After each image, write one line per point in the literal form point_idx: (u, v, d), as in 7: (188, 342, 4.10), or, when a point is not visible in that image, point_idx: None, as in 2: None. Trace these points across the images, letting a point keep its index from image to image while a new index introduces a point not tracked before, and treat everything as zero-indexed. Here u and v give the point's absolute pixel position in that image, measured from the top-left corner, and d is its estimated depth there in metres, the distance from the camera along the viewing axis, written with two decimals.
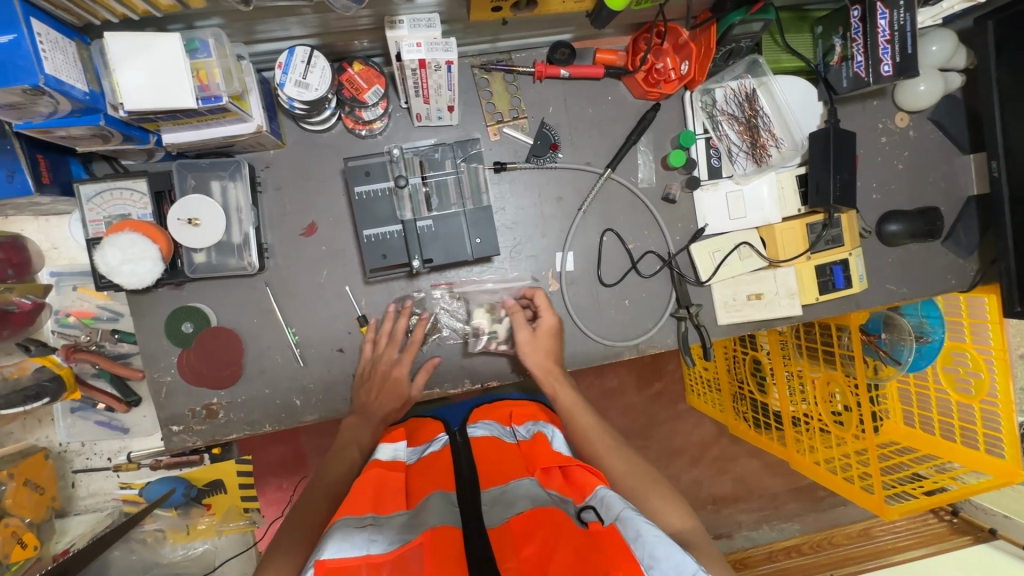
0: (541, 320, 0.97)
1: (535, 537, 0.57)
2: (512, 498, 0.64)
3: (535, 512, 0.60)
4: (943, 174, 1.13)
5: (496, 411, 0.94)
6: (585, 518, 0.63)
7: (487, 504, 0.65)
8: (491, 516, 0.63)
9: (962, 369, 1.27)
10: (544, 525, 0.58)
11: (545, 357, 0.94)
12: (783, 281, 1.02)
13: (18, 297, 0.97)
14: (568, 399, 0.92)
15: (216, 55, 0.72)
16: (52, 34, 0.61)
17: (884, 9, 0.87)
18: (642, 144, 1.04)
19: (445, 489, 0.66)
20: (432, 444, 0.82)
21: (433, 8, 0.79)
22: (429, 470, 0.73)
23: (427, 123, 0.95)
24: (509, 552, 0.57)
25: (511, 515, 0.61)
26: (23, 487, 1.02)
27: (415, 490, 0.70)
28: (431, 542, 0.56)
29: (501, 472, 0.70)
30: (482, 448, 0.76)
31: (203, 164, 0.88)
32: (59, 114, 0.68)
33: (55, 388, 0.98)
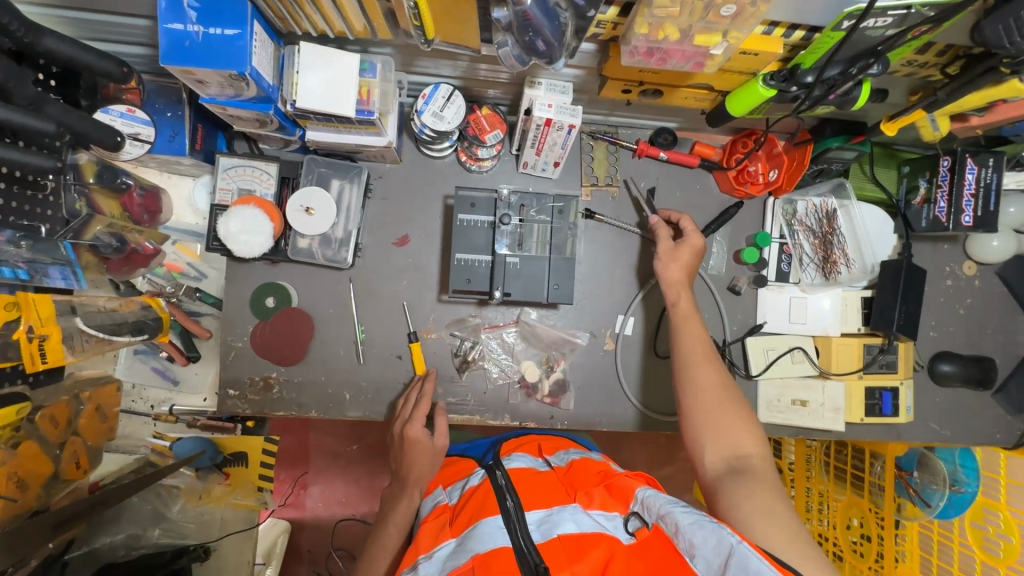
0: (685, 240, 0.98)
1: (589, 554, 0.59)
2: (558, 518, 0.66)
3: (584, 535, 0.62)
4: (1002, 328, 1.16)
5: (526, 443, 0.95)
6: (630, 527, 0.64)
7: (536, 523, 0.67)
8: (536, 536, 0.65)
9: (992, 528, 1.23)
10: (594, 547, 0.60)
11: (680, 268, 0.96)
12: (830, 394, 1.04)
13: (144, 239, 0.89)
14: (687, 305, 0.94)
15: (378, 77, 0.81)
16: (263, 35, 0.72)
17: (975, 166, 0.94)
18: (719, 234, 1.10)
19: (489, 516, 0.67)
20: (469, 479, 0.82)
21: (570, 78, 0.88)
22: (472, 505, 0.72)
23: (531, 171, 1.04)
24: (561, 564, 0.59)
25: (559, 533, 0.63)
26: (94, 411, 0.88)
27: (460, 521, 0.71)
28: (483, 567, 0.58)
29: (546, 498, 0.71)
30: (521, 477, 0.77)
31: (330, 163, 0.98)
32: (240, 97, 0.78)
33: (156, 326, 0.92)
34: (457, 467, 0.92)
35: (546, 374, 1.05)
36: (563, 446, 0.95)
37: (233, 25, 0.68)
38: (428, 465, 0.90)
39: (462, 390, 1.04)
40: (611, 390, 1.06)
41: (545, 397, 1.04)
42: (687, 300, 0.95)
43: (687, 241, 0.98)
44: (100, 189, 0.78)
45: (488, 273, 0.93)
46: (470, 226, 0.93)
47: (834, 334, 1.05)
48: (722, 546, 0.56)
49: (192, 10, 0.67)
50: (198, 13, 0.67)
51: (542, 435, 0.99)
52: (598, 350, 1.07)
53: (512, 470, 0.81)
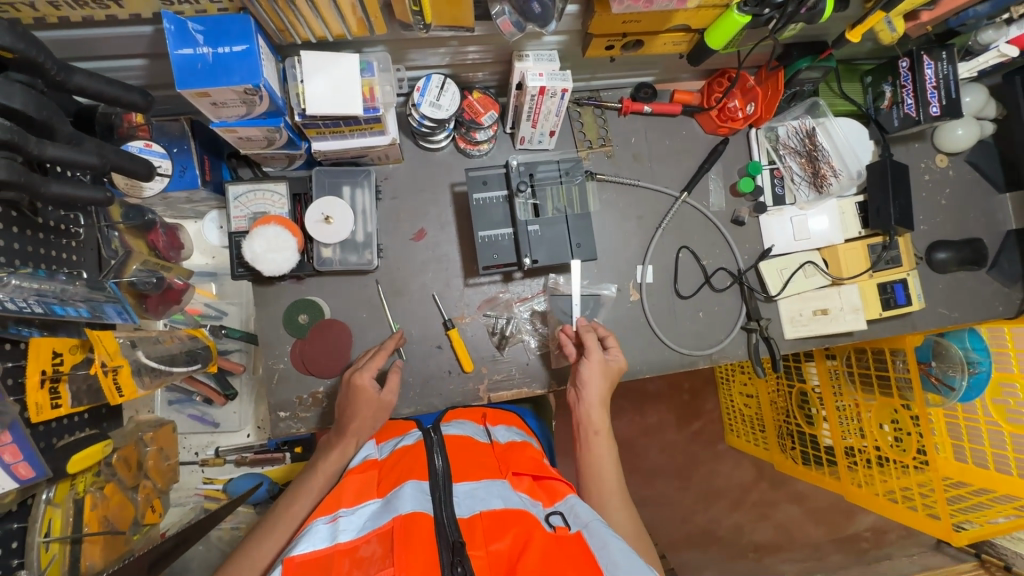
0: (610, 359, 0.97)
1: (506, 534, 0.63)
2: (485, 495, 0.69)
3: (508, 513, 0.65)
4: (983, 210, 1.25)
5: (470, 411, 0.98)
6: (551, 522, 0.67)
7: (462, 496, 0.69)
8: (461, 508, 0.68)
9: (1013, 399, 1.33)
10: (513, 526, 0.63)
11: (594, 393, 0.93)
12: (847, 297, 1.11)
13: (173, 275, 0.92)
14: (598, 423, 0.91)
15: (378, 75, 0.85)
16: (266, 49, 0.74)
17: (931, 61, 1.02)
18: (713, 172, 1.17)
19: (417, 479, 0.71)
20: (404, 439, 0.85)
21: (554, 46, 0.93)
22: (401, 469, 0.75)
23: (528, 145, 1.09)
24: (479, 544, 0.62)
25: (482, 509, 0.66)
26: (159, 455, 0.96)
27: (387, 483, 0.74)
28: (405, 530, 0.62)
29: (476, 471, 0.75)
30: (459, 449, 0.80)
31: (338, 171, 1.00)
32: (250, 116, 0.80)
33: (205, 355, 0.96)
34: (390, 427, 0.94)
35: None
36: (509, 420, 0.97)
37: (240, 41, 0.70)
38: (370, 418, 0.88)
39: (505, 367, 1.06)
40: (644, 337, 1.12)
41: None
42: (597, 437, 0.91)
43: (608, 366, 0.96)
44: (130, 228, 0.84)
45: (513, 245, 0.97)
46: (488, 204, 0.97)
47: (839, 241, 1.12)
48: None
49: (198, 33, 0.69)
50: (204, 36, 0.69)
51: (486, 410, 0.99)
52: (625, 303, 1.12)
53: (449, 436, 0.84)
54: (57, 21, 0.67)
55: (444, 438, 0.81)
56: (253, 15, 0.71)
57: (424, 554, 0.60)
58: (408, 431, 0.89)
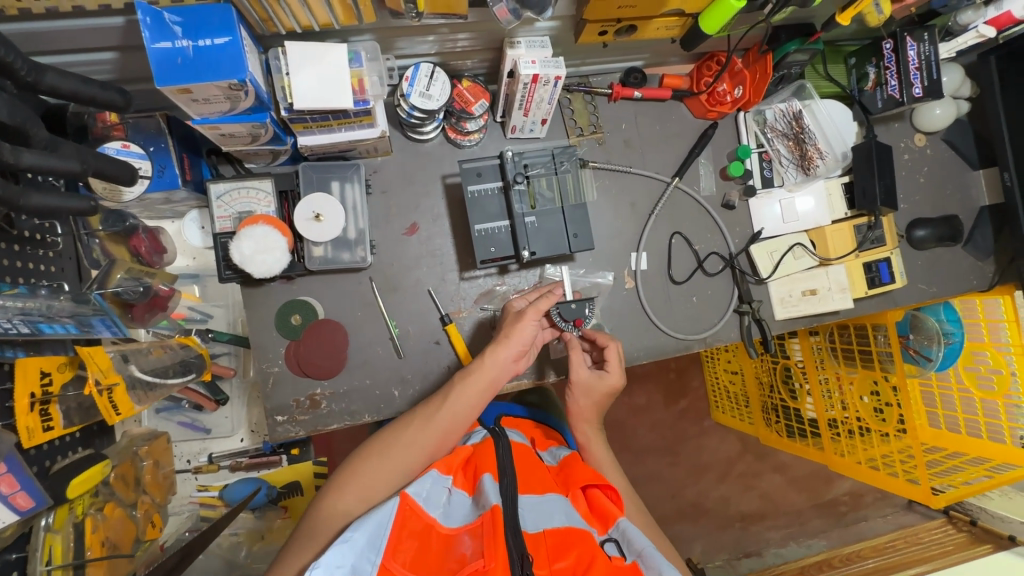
0: (604, 376, 1.02)
1: (570, 552, 0.72)
2: (551, 511, 0.78)
3: (572, 530, 0.75)
4: (958, 187, 1.29)
5: (524, 425, 1.08)
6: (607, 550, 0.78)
7: (529, 506, 0.79)
8: (527, 520, 0.76)
9: (983, 366, 1.42)
10: (577, 545, 0.72)
11: (590, 404, 1.03)
12: (835, 277, 1.14)
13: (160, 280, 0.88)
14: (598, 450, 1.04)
15: (366, 65, 0.82)
16: (249, 40, 0.70)
17: (913, 43, 1.03)
18: (703, 157, 1.17)
19: (494, 476, 0.82)
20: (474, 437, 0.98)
21: (546, 32, 0.91)
22: (480, 463, 0.87)
23: (519, 134, 1.07)
24: (547, 559, 0.71)
25: (547, 527, 0.75)
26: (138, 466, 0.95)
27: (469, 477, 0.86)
28: (490, 527, 0.72)
29: (539, 484, 0.84)
30: (523, 459, 0.90)
31: (325, 166, 0.96)
32: (233, 111, 0.76)
33: (200, 364, 0.97)
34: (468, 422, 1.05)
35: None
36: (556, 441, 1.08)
37: (221, 33, 0.66)
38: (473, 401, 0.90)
39: None
40: (640, 323, 1.12)
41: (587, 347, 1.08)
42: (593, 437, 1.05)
43: (602, 381, 1.02)
44: (111, 236, 0.84)
45: (510, 238, 0.96)
46: (483, 196, 0.95)
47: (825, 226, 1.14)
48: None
49: (176, 25, 0.64)
50: (182, 28, 0.64)
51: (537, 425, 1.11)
52: (620, 290, 1.12)
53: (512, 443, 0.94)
54: (16, 12, 0.62)
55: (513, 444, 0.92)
56: (234, 4, 0.67)
57: (505, 546, 0.69)
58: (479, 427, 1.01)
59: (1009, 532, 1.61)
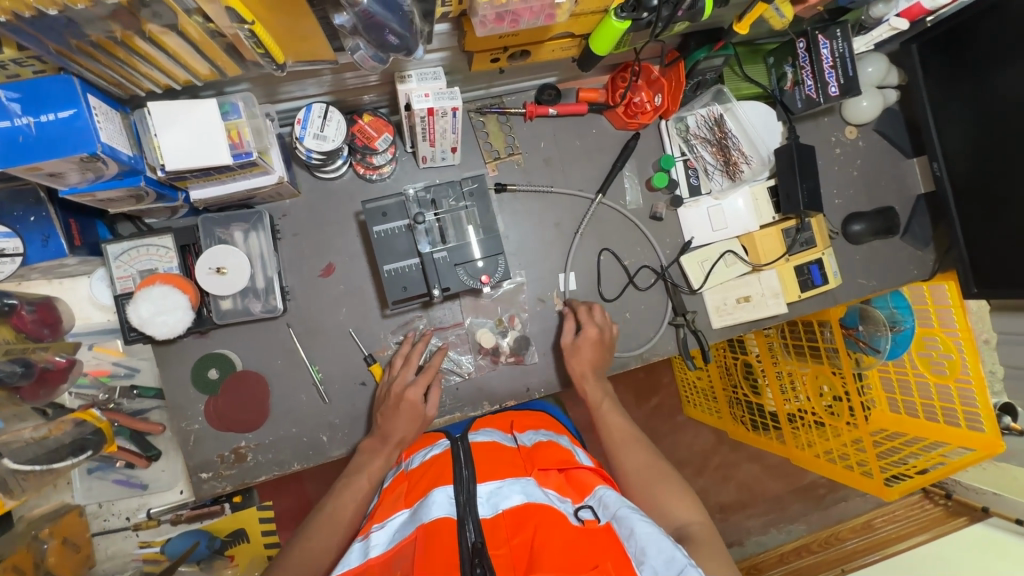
0: (583, 331, 1.02)
1: (528, 527, 0.67)
2: (507, 492, 0.72)
3: (528, 506, 0.69)
4: (893, 177, 1.27)
5: (499, 419, 1.02)
6: (581, 516, 0.71)
7: (485, 496, 0.73)
8: (484, 507, 0.72)
9: (935, 352, 1.42)
10: (534, 517, 0.67)
11: (582, 362, 1.02)
12: (767, 283, 1.12)
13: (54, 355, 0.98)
14: (596, 397, 1.01)
15: (245, 115, 0.78)
16: (103, 106, 0.67)
17: (826, 40, 1.02)
18: (627, 169, 1.14)
19: (442, 485, 0.75)
20: (433, 448, 0.91)
21: (437, 63, 0.88)
22: (430, 474, 0.82)
23: (432, 164, 1.04)
24: (503, 539, 0.67)
25: (507, 506, 0.71)
26: (61, 546, 1.02)
27: (417, 491, 0.79)
28: (428, 538, 0.67)
29: (500, 470, 0.78)
30: (486, 452, 0.84)
31: (226, 217, 0.94)
32: (103, 178, 0.72)
33: (97, 440, 0.98)
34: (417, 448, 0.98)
35: (502, 336, 1.07)
36: (536, 423, 1.01)
37: (66, 105, 0.63)
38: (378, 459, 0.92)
39: None
40: None
41: (510, 357, 1.06)
42: (597, 389, 1.01)
43: (602, 337, 1.03)
44: None
45: (422, 275, 0.93)
46: (391, 236, 0.92)
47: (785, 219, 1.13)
48: (674, 562, 0.61)
49: (13, 102, 0.62)
50: (22, 105, 0.62)
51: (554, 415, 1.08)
52: (551, 313, 1.10)
53: (476, 443, 0.88)
54: None
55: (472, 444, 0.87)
56: (76, 74, 0.63)
57: (445, 556, 0.64)
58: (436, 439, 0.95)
59: (981, 503, 1.59)
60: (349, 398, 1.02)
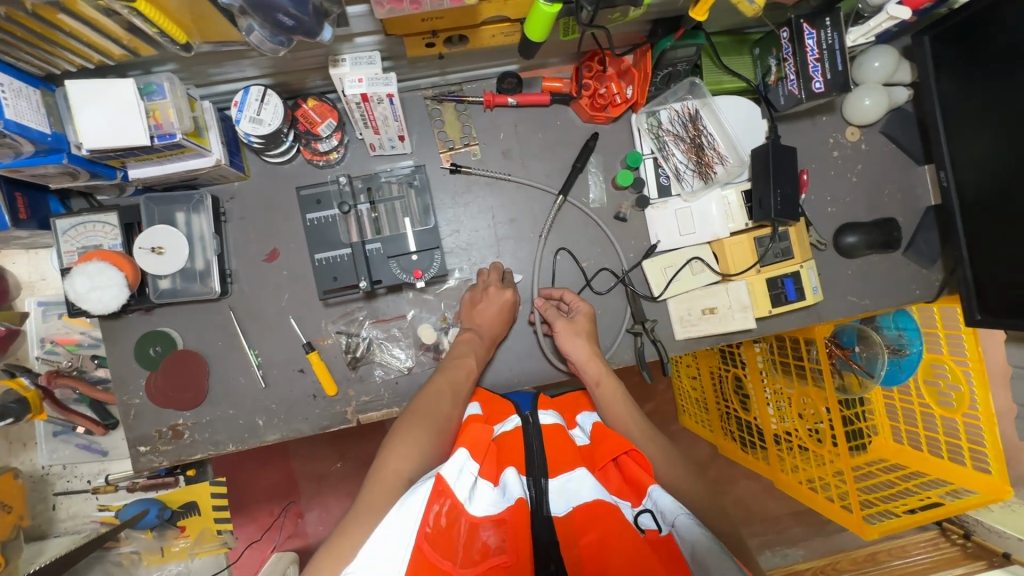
0: (574, 312, 1.00)
1: (597, 528, 0.63)
2: (576, 488, 0.69)
3: (597, 505, 0.65)
4: (898, 185, 1.15)
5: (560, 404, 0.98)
6: (642, 523, 0.67)
7: (555, 491, 0.70)
8: (553, 503, 0.68)
9: (942, 381, 1.28)
10: (606, 518, 0.63)
11: (582, 348, 0.95)
12: (735, 294, 1.03)
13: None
14: (609, 385, 0.94)
15: (171, 96, 0.77)
16: (15, 84, 0.68)
17: (811, 30, 0.91)
18: (592, 166, 1.08)
19: (517, 469, 0.73)
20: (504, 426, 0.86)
21: (374, 47, 0.84)
22: (503, 456, 0.77)
23: (382, 152, 1.01)
24: (571, 541, 0.63)
25: (580, 503, 0.66)
26: None
27: (496, 462, 0.76)
28: (513, 526, 0.64)
29: (567, 458, 0.74)
30: (551, 438, 0.79)
31: (170, 197, 0.95)
32: (25, 154, 0.74)
33: (19, 409, 0.98)
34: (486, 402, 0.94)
35: (444, 333, 1.03)
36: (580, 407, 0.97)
37: None
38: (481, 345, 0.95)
39: (375, 386, 1.02)
40: (522, 347, 1.06)
41: None
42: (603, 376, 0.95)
43: (574, 321, 0.98)
44: None
45: (352, 265, 0.96)
46: (324, 223, 0.97)
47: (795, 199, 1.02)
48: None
49: None
50: None
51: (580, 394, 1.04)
52: None
53: (544, 427, 0.83)
54: None
55: (542, 427, 0.82)
56: None
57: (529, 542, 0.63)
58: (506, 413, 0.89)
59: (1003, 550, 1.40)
60: (286, 385, 1.01)
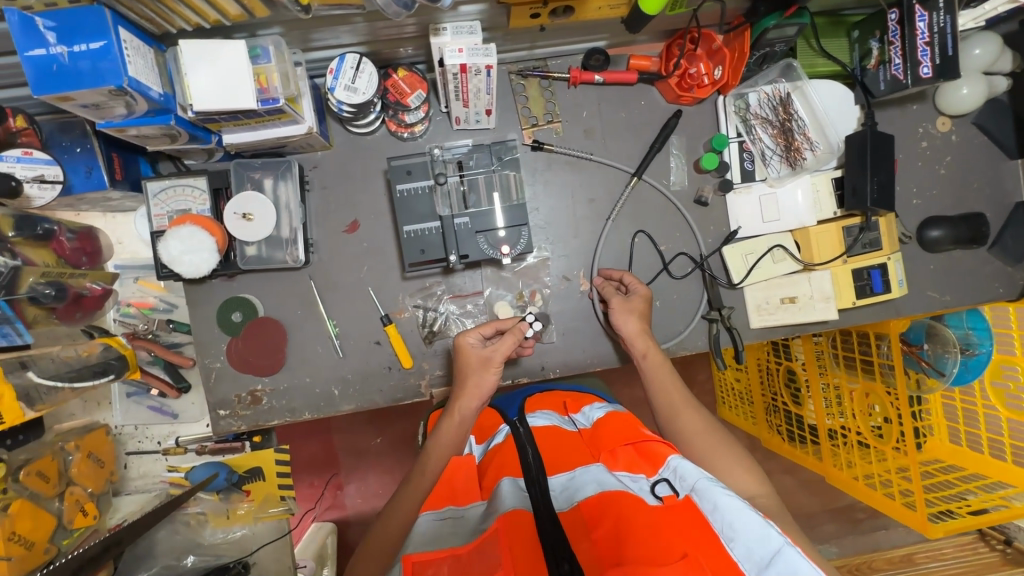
0: (633, 293, 0.97)
1: (606, 520, 0.60)
2: (580, 484, 0.67)
3: (604, 494, 0.64)
4: (988, 179, 1.11)
5: (550, 399, 0.98)
6: (657, 492, 0.64)
7: (558, 490, 0.68)
8: (558, 501, 0.66)
9: (1013, 383, 1.25)
10: (613, 509, 0.61)
11: (634, 323, 0.94)
12: (818, 284, 1.02)
13: (91, 283, 1.06)
14: (656, 358, 0.93)
15: (275, 60, 0.77)
16: (135, 41, 0.68)
17: (924, 12, 0.87)
18: (675, 147, 1.06)
19: (512, 476, 0.69)
20: (496, 438, 0.86)
21: (474, 17, 0.82)
22: (497, 469, 0.73)
23: (466, 126, 1.00)
24: (582, 534, 0.60)
25: (581, 498, 0.65)
26: (87, 458, 1.07)
27: (487, 483, 0.73)
28: (506, 533, 0.59)
29: (566, 459, 0.72)
30: (548, 441, 0.77)
31: (256, 164, 0.95)
32: (136, 113, 0.74)
33: (119, 365, 1.01)
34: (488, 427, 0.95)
35: (521, 311, 1.03)
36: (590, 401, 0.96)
37: (98, 37, 0.64)
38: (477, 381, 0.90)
39: (449, 361, 1.03)
40: (592, 330, 1.04)
41: None
42: (652, 356, 0.93)
43: (631, 301, 0.96)
44: (24, 239, 0.95)
45: (441, 239, 0.95)
46: (412, 196, 0.95)
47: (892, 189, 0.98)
48: (769, 541, 0.55)
49: (49, 31, 0.64)
50: (57, 34, 0.64)
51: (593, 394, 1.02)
52: (574, 293, 1.04)
53: (535, 428, 0.82)
54: None
55: (533, 429, 0.80)
56: (108, 6, 0.65)
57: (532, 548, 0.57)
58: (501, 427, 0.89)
59: None
60: (361, 356, 1.02)
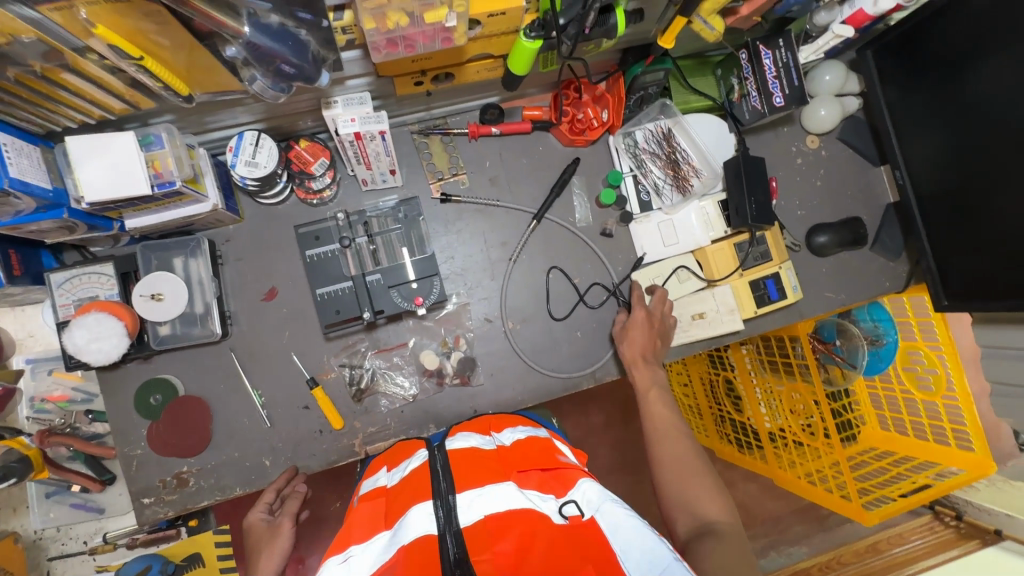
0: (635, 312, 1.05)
1: (511, 532, 0.61)
2: (489, 498, 0.65)
3: (512, 513, 0.63)
4: (859, 186, 1.23)
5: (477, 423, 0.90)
6: (565, 512, 0.65)
7: (466, 503, 0.65)
8: (464, 516, 0.64)
9: (920, 366, 1.35)
10: (518, 526, 0.61)
11: (634, 346, 1.02)
12: (722, 298, 1.09)
13: None
14: (645, 381, 1.00)
15: (169, 146, 0.80)
16: (17, 142, 0.69)
17: (768, 50, 0.99)
18: (576, 186, 1.13)
19: (419, 499, 0.66)
20: (411, 462, 0.79)
21: (363, 88, 0.87)
22: (403, 496, 0.70)
23: (374, 186, 1.04)
24: (484, 548, 0.59)
25: (489, 512, 0.63)
26: None
27: (394, 509, 0.69)
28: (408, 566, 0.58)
29: (476, 473, 0.69)
30: (460, 456, 0.74)
31: (167, 244, 0.96)
32: (24, 211, 0.74)
33: (22, 468, 0.95)
34: (396, 452, 0.88)
35: (446, 357, 1.05)
36: (514, 422, 0.92)
37: None
38: None
39: (381, 417, 1.03)
40: (518, 368, 1.07)
41: (454, 379, 1.05)
42: (645, 373, 1.01)
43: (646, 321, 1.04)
44: None
45: (353, 298, 1.00)
46: (324, 258, 1.01)
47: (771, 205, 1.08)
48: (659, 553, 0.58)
49: None
50: None
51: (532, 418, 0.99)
52: (498, 333, 1.07)
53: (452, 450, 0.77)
54: None
55: (449, 451, 0.77)
56: None
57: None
58: (416, 450, 0.83)
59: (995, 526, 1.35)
60: (290, 422, 1.01)
